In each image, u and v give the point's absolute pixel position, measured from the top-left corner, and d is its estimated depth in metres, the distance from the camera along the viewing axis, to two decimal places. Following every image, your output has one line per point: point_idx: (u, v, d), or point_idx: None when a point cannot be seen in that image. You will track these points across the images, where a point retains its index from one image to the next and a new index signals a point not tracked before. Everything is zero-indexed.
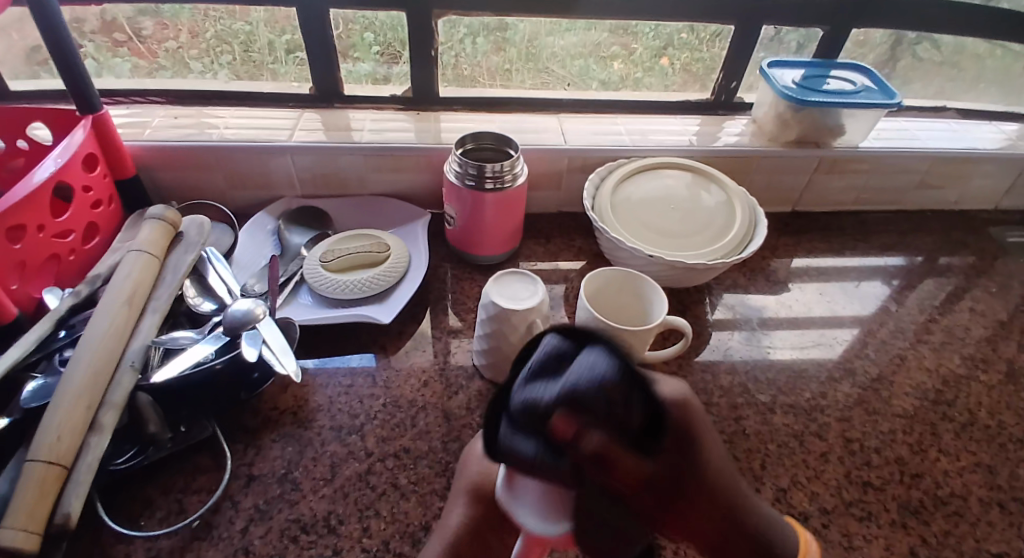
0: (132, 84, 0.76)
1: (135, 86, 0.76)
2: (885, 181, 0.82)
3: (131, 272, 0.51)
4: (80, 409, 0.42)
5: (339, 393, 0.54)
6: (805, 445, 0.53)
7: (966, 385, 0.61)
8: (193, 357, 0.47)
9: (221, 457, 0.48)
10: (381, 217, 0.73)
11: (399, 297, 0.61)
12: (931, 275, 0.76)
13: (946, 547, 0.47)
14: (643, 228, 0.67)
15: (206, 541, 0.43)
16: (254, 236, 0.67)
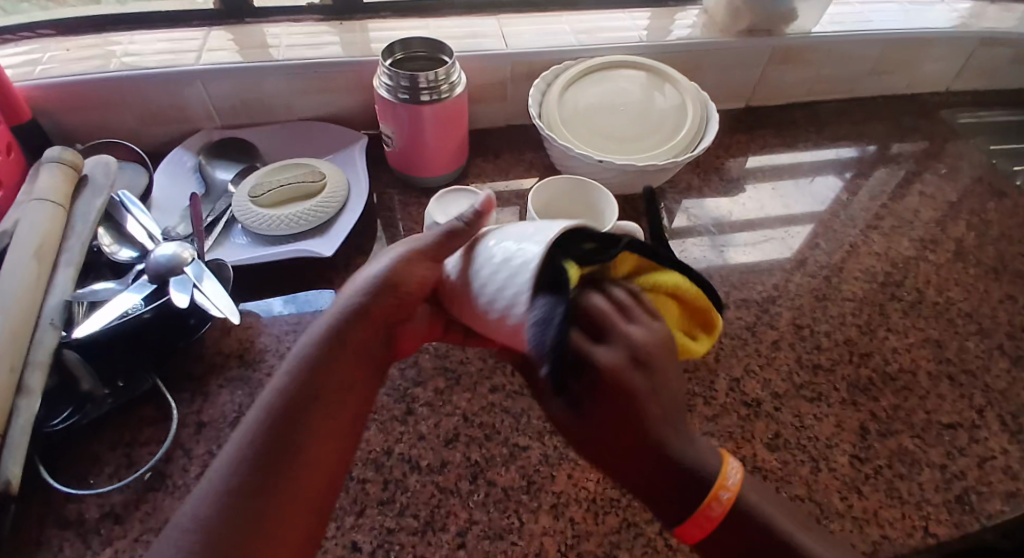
0: (21, 19, 0.67)
1: (23, 21, 0.67)
2: (840, 68, 0.80)
3: (34, 223, 0.47)
4: (2, 372, 0.39)
5: (287, 331, 0.52)
6: (757, 335, 0.54)
7: (915, 266, 0.62)
8: (118, 308, 0.43)
9: (167, 406, 0.46)
10: (311, 143, 0.67)
11: (342, 228, 0.58)
12: (883, 164, 0.75)
13: (895, 419, 0.49)
14: (593, 134, 0.64)
15: (161, 491, 0.42)
16: (175, 177, 0.62)
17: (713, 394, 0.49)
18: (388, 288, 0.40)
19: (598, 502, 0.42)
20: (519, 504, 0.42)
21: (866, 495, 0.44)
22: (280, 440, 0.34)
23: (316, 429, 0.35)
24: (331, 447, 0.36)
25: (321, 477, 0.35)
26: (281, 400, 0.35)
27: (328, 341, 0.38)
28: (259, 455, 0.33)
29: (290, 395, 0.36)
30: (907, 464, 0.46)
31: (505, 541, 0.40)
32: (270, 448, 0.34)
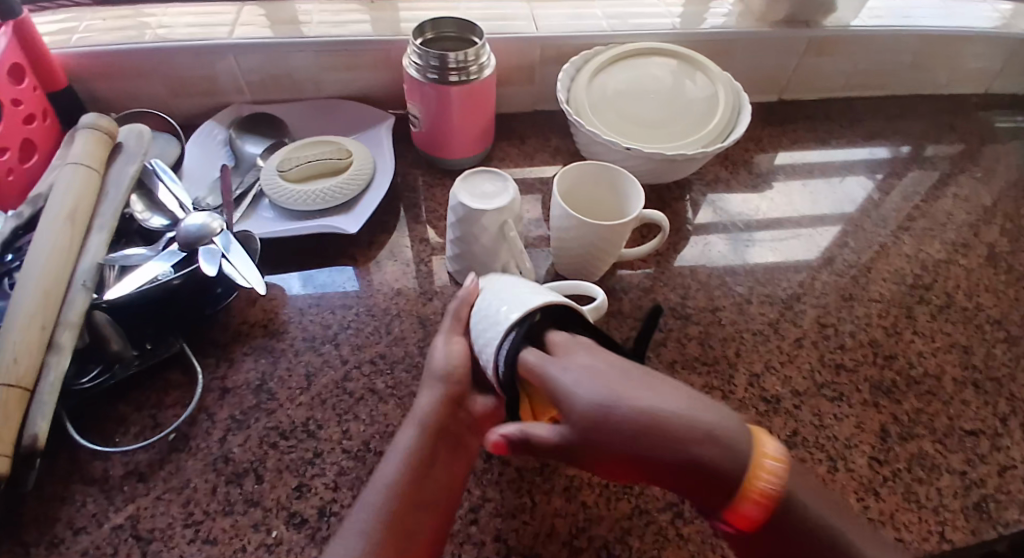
0: None
1: None
2: (875, 62, 0.78)
3: (69, 187, 0.48)
4: (35, 328, 0.40)
5: (310, 305, 0.53)
6: (780, 331, 0.53)
7: (945, 269, 0.61)
8: (148, 273, 0.45)
9: (192, 371, 0.48)
10: (338, 121, 0.68)
11: (366, 206, 0.58)
12: (916, 165, 0.73)
13: (917, 423, 0.48)
14: (621, 120, 0.63)
15: (184, 452, 0.43)
16: (205, 148, 0.63)
17: (732, 388, 0.49)
18: (446, 374, 0.41)
19: (611, 488, 0.42)
20: (532, 485, 0.42)
21: (883, 497, 0.43)
22: (387, 515, 0.35)
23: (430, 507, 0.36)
24: (429, 519, 0.36)
25: (424, 550, 0.35)
26: (385, 482, 0.36)
27: (418, 428, 0.39)
28: (375, 530, 0.34)
29: (410, 472, 0.37)
30: (925, 468, 0.45)
31: (516, 520, 0.41)
32: (381, 524, 0.35)
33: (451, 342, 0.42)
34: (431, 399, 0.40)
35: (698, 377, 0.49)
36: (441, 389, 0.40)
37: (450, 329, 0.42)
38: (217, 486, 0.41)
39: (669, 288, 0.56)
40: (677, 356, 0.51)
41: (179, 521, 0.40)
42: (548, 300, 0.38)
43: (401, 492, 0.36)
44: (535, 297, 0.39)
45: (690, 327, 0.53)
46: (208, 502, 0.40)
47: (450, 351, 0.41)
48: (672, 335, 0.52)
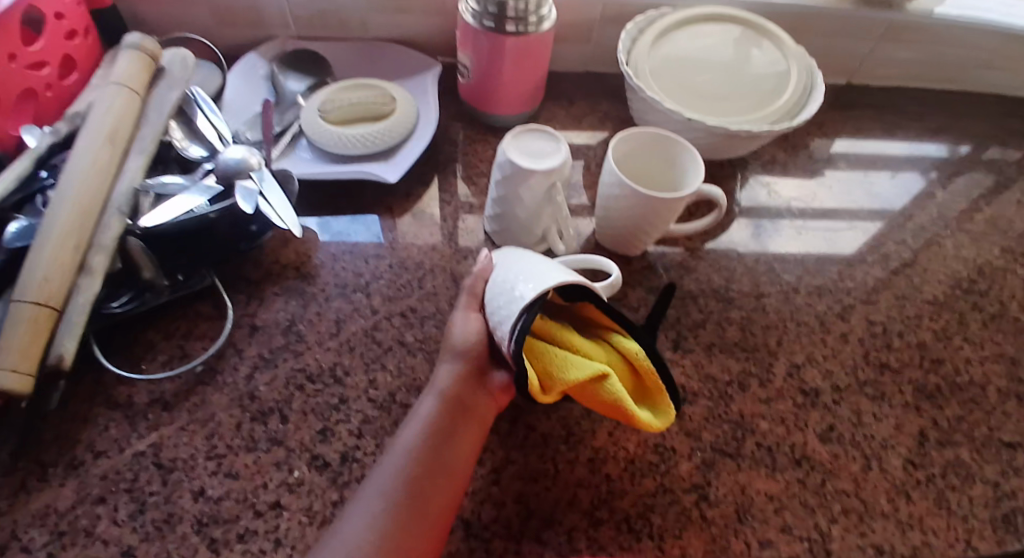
0: None
1: None
2: (951, 54, 0.73)
3: (110, 108, 0.47)
4: (69, 248, 0.40)
5: (344, 251, 0.52)
6: (825, 325, 0.51)
7: (1002, 278, 0.58)
8: (185, 204, 0.44)
9: (223, 306, 0.47)
10: (385, 65, 0.65)
11: (408, 155, 0.56)
12: (982, 166, 0.69)
13: (957, 431, 0.46)
14: (682, 89, 0.60)
15: (210, 386, 0.43)
16: (248, 81, 0.61)
17: (770, 377, 0.47)
18: (464, 349, 0.40)
19: (636, 464, 0.41)
20: (556, 453, 0.42)
21: (915, 501, 0.41)
22: (405, 484, 0.34)
23: (444, 471, 0.35)
24: (447, 488, 0.34)
25: (438, 514, 0.33)
26: (405, 446, 0.36)
27: (437, 396, 0.38)
28: (391, 491, 0.33)
29: (426, 437, 0.36)
30: (961, 476, 0.43)
31: (538, 486, 0.40)
32: (400, 492, 0.33)
33: (468, 318, 0.41)
34: (449, 370, 0.39)
35: (736, 362, 0.48)
36: (460, 364, 0.40)
37: (467, 306, 0.42)
38: (242, 422, 0.41)
39: (712, 270, 0.55)
40: (715, 338, 0.49)
41: (202, 453, 0.39)
42: (563, 280, 0.36)
43: (418, 454, 0.35)
44: (550, 276, 0.36)
45: (731, 311, 0.51)
46: (231, 438, 0.40)
47: (467, 328, 0.41)
48: (711, 317, 0.51)
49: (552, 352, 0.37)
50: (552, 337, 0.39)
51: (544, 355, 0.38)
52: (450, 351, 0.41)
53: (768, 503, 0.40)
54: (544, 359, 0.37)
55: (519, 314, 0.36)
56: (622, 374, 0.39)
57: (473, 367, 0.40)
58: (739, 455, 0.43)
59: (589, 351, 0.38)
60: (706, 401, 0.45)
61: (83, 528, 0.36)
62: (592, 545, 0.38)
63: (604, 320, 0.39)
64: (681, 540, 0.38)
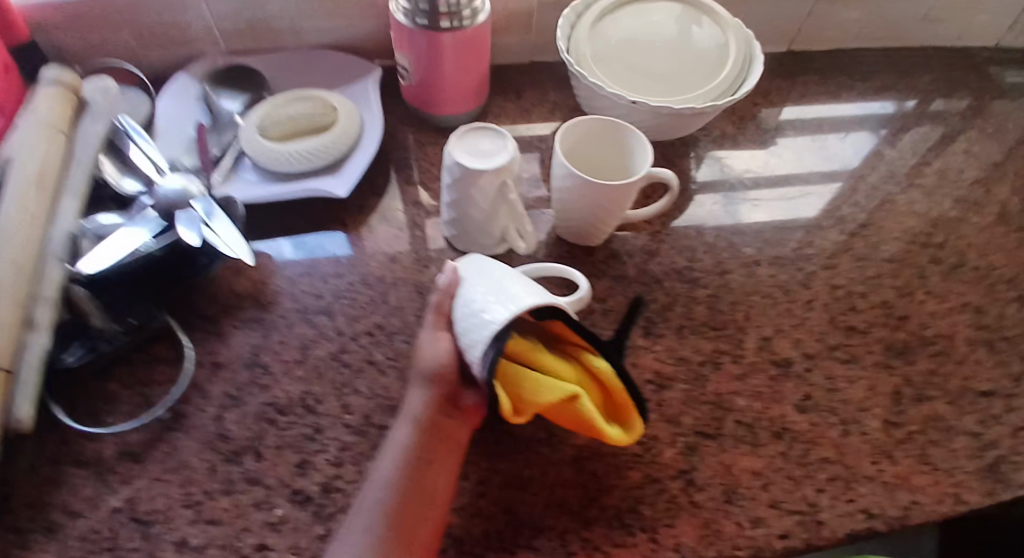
0: None
1: None
2: (887, 11, 0.74)
3: (34, 150, 0.44)
4: (9, 305, 0.37)
5: (302, 274, 0.50)
6: (791, 294, 0.52)
7: (955, 228, 0.59)
8: (127, 243, 0.41)
9: (181, 346, 0.45)
10: (321, 74, 0.63)
11: (356, 166, 0.55)
12: (926, 119, 0.71)
13: (931, 385, 0.47)
14: (626, 72, 0.59)
15: (177, 431, 0.41)
16: (179, 104, 0.58)
17: (742, 351, 0.48)
18: (436, 372, 0.38)
19: (621, 457, 0.41)
20: (541, 457, 0.41)
21: (898, 460, 0.42)
22: (389, 522, 0.32)
23: (426, 507, 0.34)
24: (431, 523, 0.34)
25: (423, 552, 0.33)
26: (382, 482, 0.34)
27: (412, 425, 0.37)
28: (372, 533, 0.32)
29: (404, 472, 0.35)
30: (941, 430, 0.44)
31: (527, 492, 0.39)
32: (384, 533, 0.32)
33: (437, 338, 0.39)
34: (422, 397, 0.38)
35: (708, 341, 0.48)
36: (433, 389, 0.38)
37: (434, 324, 0.39)
38: (216, 465, 0.39)
39: (677, 252, 0.54)
40: (685, 320, 0.49)
41: (177, 503, 0.38)
42: (535, 304, 0.35)
43: (397, 491, 0.34)
44: (521, 301, 0.35)
45: (698, 291, 0.52)
46: (207, 482, 0.39)
47: (437, 349, 0.38)
48: (680, 299, 0.51)
49: (527, 376, 0.37)
50: (525, 357, 0.38)
51: (516, 378, 0.37)
52: (420, 376, 0.39)
53: (755, 479, 0.41)
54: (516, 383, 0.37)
55: (488, 343, 0.35)
56: (591, 391, 0.39)
57: (446, 391, 0.38)
58: (721, 435, 0.43)
59: (560, 371, 0.38)
60: (683, 384, 0.45)
61: None
62: (587, 544, 0.37)
63: (574, 338, 0.38)
64: (674, 528, 0.38)
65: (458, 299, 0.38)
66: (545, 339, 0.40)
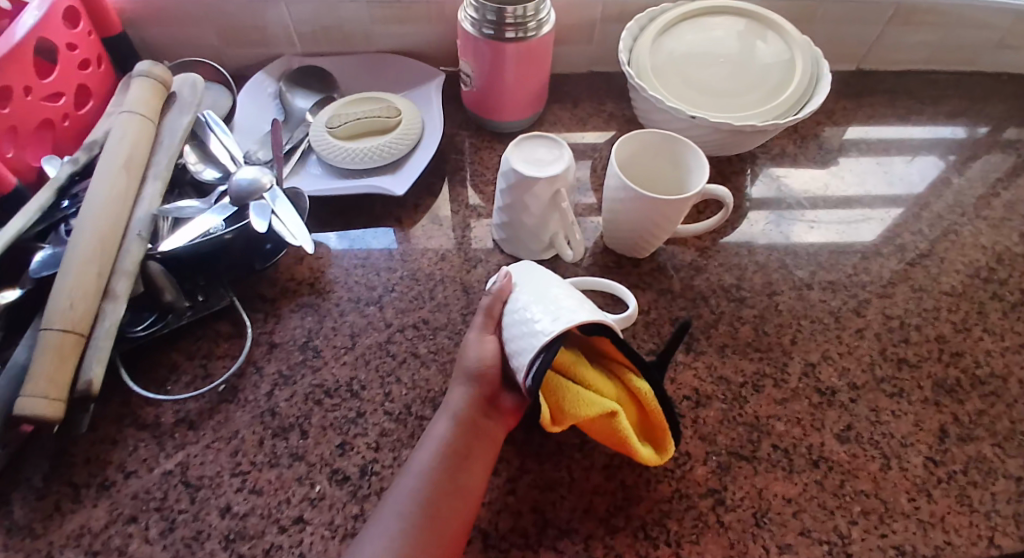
0: None
1: None
2: (964, 35, 0.71)
3: (124, 136, 0.48)
4: (91, 276, 0.41)
5: (356, 266, 0.53)
6: (841, 321, 0.51)
7: (1022, 265, 0.57)
8: (201, 226, 0.45)
9: (241, 324, 0.49)
10: (388, 77, 0.66)
11: (414, 167, 0.57)
12: (1000, 148, 0.68)
13: (979, 425, 0.45)
14: (686, 87, 0.59)
15: (233, 403, 0.44)
16: (256, 100, 0.62)
17: (784, 377, 0.47)
18: (478, 372, 0.39)
19: (652, 470, 0.42)
20: (571, 460, 0.42)
21: (936, 499, 0.41)
22: (424, 512, 0.34)
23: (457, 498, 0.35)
24: (463, 518, 0.35)
25: (451, 539, 0.34)
26: (418, 470, 0.36)
27: (451, 420, 0.38)
28: (405, 518, 0.34)
29: (439, 463, 0.36)
30: (982, 472, 0.43)
31: (553, 494, 0.41)
32: (419, 522, 0.34)
33: (483, 340, 0.40)
34: (463, 393, 0.39)
35: (750, 362, 0.48)
36: (474, 388, 0.39)
37: (482, 326, 0.41)
38: (264, 438, 0.42)
39: (723, 269, 0.54)
40: (728, 339, 0.49)
41: (227, 470, 0.41)
42: (585, 321, 0.36)
43: (431, 479, 0.36)
44: (572, 316, 0.36)
45: (743, 311, 0.51)
46: (255, 453, 0.42)
47: (482, 350, 0.40)
48: (724, 317, 0.51)
49: (570, 389, 0.38)
50: (568, 370, 0.39)
51: (558, 390, 0.38)
52: (463, 374, 0.40)
53: (785, 506, 0.40)
54: (558, 394, 0.38)
55: (537, 353, 0.36)
56: (629, 408, 0.39)
57: (486, 391, 0.39)
58: (756, 458, 0.43)
59: (600, 386, 0.39)
60: (719, 403, 0.45)
61: (116, 546, 0.37)
62: (608, 552, 0.38)
63: (616, 354, 0.39)
64: (699, 546, 0.38)
65: (508, 307, 0.39)
66: (589, 352, 0.41)
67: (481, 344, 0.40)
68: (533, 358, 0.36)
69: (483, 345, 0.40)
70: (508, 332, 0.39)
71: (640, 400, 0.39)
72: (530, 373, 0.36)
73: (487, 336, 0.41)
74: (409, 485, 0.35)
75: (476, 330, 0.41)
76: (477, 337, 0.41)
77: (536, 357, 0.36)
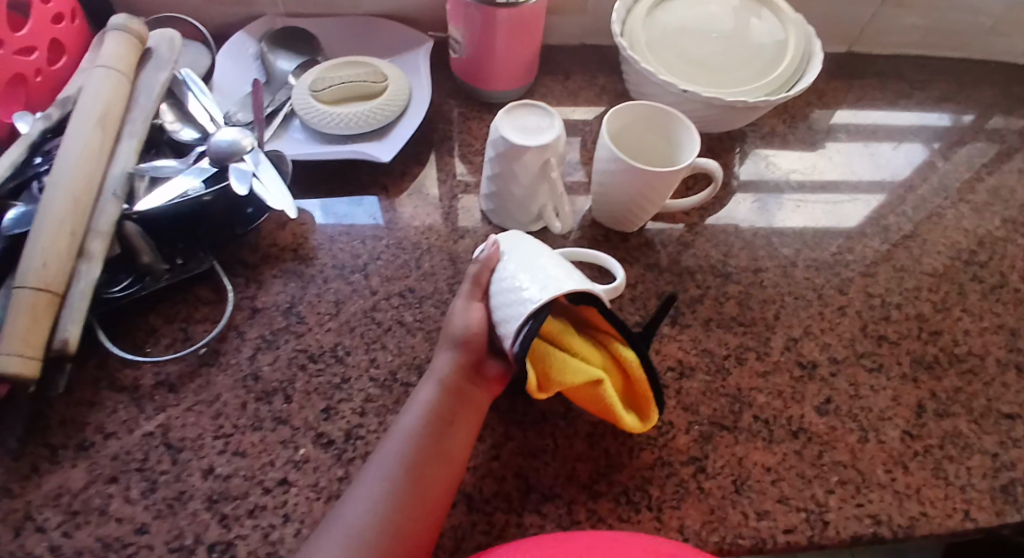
0: None
1: None
2: (956, 19, 0.71)
3: (99, 91, 0.46)
4: (66, 234, 0.40)
5: (341, 233, 0.52)
6: (824, 298, 0.52)
7: (1001, 247, 0.58)
8: (178, 187, 0.43)
9: (222, 289, 0.47)
10: (375, 43, 0.64)
11: (401, 134, 0.56)
12: (985, 134, 0.68)
13: (955, 402, 0.46)
14: (679, 62, 0.59)
15: (214, 366, 0.43)
16: (236, 60, 0.60)
17: (767, 351, 0.48)
18: (465, 339, 0.39)
19: (636, 439, 0.42)
20: (556, 428, 0.42)
21: (910, 471, 0.42)
22: (408, 474, 0.34)
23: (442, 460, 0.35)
24: (446, 480, 0.35)
25: (435, 500, 0.34)
26: (404, 434, 0.36)
27: (437, 385, 0.38)
28: (389, 479, 0.34)
29: (425, 427, 0.36)
30: (957, 446, 0.44)
31: (538, 460, 0.41)
32: (402, 484, 0.34)
33: (470, 308, 0.40)
34: (449, 359, 0.39)
35: (733, 336, 0.48)
36: (460, 354, 0.39)
37: (470, 293, 0.41)
38: (246, 402, 0.42)
39: (710, 245, 0.54)
40: (713, 313, 0.50)
41: (209, 432, 0.40)
42: (575, 290, 0.35)
43: (416, 442, 0.35)
44: (560, 285, 0.36)
45: (729, 286, 0.51)
46: (238, 416, 0.41)
47: (470, 317, 0.40)
48: (710, 292, 0.51)
49: (554, 354, 0.38)
50: (555, 339, 0.39)
51: (545, 357, 0.38)
52: (450, 341, 0.40)
53: (765, 474, 0.41)
54: (545, 361, 0.38)
55: (523, 320, 0.35)
56: (615, 378, 0.40)
57: (473, 357, 0.39)
58: (737, 428, 0.43)
59: (587, 355, 0.38)
60: (703, 375, 0.46)
61: (93, 506, 0.37)
62: (591, 515, 0.38)
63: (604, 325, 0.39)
64: (679, 512, 0.39)
65: (496, 275, 0.39)
66: (576, 323, 0.41)
67: (468, 312, 0.40)
68: (520, 327, 0.36)
69: (470, 313, 0.40)
70: (496, 300, 0.38)
71: (626, 371, 0.39)
72: (517, 341, 0.36)
73: (473, 305, 0.40)
74: (394, 448, 0.35)
75: (463, 298, 0.41)
76: (464, 305, 0.40)
77: (523, 325, 0.35)
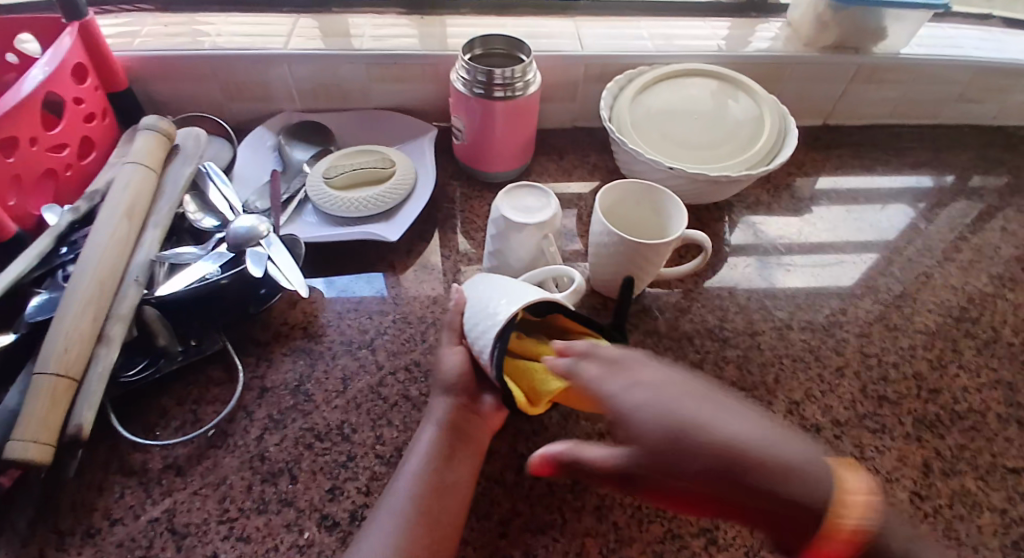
0: None
1: None
2: (923, 93, 0.76)
3: (128, 186, 0.50)
4: (87, 320, 0.41)
5: (349, 309, 0.54)
6: (821, 359, 0.52)
7: (992, 304, 0.59)
8: (198, 272, 0.46)
9: (234, 369, 0.49)
10: (384, 132, 0.70)
11: (406, 214, 0.59)
12: (964, 195, 0.71)
13: (961, 460, 0.46)
14: (665, 140, 0.63)
15: (222, 448, 0.44)
16: (256, 151, 0.65)
17: (770, 414, 0.48)
18: (453, 384, 0.41)
19: (643, 511, 0.41)
20: (563, 502, 0.42)
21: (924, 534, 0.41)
22: (413, 516, 0.35)
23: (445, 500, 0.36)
24: (454, 519, 0.36)
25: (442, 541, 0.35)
26: (407, 477, 0.37)
27: (436, 428, 0.40)
28: (395, 523, 0.35)
29: (426, 469, 0.38)
30: (967, 505, 0.43)
31: (546, 537, 0.40)
32: (410, 529, 0.35)
33: (452, 352, 0.43)
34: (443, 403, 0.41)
35: None
36: (452, 396, 0.41)
37: (448, 339, 0.43)
38: (253, 483, 0.42)
39: (706, 310, 0.56)
40: (714, 379, 0.50)
41: (213, 518, 0.40)
42: (536, 298, 0.38)
43: (418, 486, 0.37)
44: (522, 295, 0.39)
45: (727, 350, 0.53)
46: (243, 500, 0.41)
47: (452, 361, 0.42)
48: (709, 358, 0.52)
49: (534, 365, 0.40)
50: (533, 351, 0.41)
51: (529, 371, 0.40)
52: (441, 384, 0.42)
53: None
54: (530, 375, 0.40)
55: (494, 342, 0.38)
56: None
57: (465, 397, 0.41)
58: None
59: None
60: None
61: None
62: None
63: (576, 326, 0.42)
64: None
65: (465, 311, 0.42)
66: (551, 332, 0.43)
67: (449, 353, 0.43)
68: (495, 347, 0.38)
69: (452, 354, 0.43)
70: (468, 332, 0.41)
71: None
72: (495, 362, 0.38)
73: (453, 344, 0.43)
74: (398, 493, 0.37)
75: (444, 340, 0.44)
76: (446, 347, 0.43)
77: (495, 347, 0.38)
